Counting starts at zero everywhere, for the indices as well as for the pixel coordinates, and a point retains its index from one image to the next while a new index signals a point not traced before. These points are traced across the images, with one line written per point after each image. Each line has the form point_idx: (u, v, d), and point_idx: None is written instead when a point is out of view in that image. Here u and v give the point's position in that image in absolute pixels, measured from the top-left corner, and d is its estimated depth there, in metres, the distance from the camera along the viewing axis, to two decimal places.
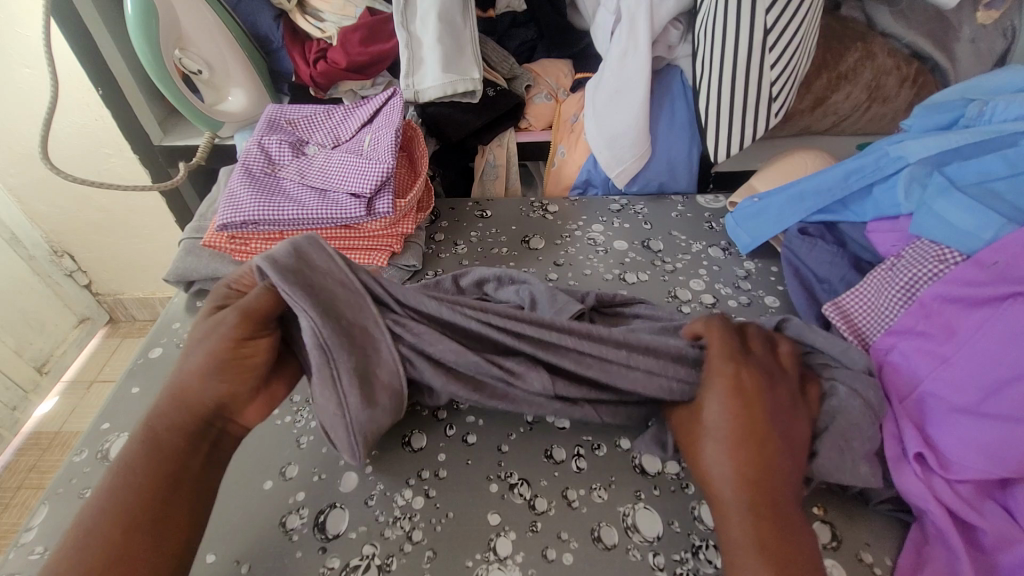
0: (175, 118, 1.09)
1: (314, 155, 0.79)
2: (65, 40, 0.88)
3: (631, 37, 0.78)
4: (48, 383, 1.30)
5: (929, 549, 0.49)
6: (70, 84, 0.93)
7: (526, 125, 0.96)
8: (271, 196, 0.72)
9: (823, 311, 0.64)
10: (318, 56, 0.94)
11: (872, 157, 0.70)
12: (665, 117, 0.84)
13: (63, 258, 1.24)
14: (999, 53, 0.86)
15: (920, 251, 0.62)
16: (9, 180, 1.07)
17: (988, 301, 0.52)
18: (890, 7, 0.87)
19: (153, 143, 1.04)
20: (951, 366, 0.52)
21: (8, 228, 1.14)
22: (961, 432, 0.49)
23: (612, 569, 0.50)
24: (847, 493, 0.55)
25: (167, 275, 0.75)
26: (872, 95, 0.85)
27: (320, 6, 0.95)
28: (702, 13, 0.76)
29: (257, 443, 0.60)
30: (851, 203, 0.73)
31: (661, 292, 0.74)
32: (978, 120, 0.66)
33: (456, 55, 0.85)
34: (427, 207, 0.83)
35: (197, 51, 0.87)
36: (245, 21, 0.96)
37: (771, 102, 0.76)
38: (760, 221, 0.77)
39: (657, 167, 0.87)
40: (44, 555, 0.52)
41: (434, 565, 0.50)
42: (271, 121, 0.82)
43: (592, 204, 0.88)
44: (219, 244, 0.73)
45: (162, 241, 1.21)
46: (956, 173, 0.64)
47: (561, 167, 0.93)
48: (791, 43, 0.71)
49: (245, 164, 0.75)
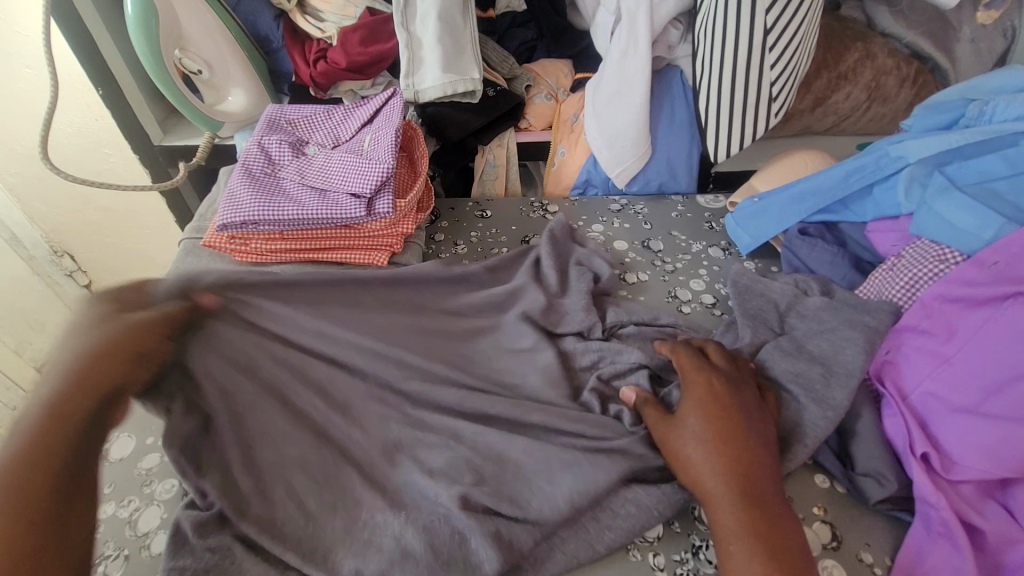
0: (175, 118, 1.10)
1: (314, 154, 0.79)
2: (65, 40, 0.88)
3: (630, 37, 0.78)
4: None
5: (929, 548, 0.48)
6: (70, 84, 0.93)
7: (526, 125, 0.96)
8: (271, 196, 0.72)
9: None
10: (319, 56, 0.94)
11: (873, 157, 0.70)
12: (665, 117, 0.84)
13: (63, 258, 1.22)
14: (999, 53, 0.87)
15: (920, 251, 0.61)
16: (9, 179, 1.07)
17: (988, 301, 0.52)
18: (891, 7, 0.87)
19: (152, 143, 1.05)
20: (951, 366, 0.52)
21: (8, 228, 1.14)
22: (961, 433, 0.49)
23: (612, 568, 0.50)
24: (847, 493, 0.55)
25: (167, 275, 0.75)
26: (873, 95, 0.85)
27: (320, 6, 0.95)
28: (702, 13, 0.76)
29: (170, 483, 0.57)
30: (851, 203, 0.73)
31: (661, 292, 0.74)
32: (978, 120, 0.66)
33: (456, 56, 0.85)
34: (427, 207, 0.83)
35: (197, 51, 0.87)
36: (245, 21, 0.96)
37: (771, 102, 0.76)
38: (759, 222, 0.77)
39: (656, 167, 0.86)
40: None
41: None
42: (270, 121, 0.82)
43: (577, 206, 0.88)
44: (219, 244, 0.73)
45: (162, 240, 1.21)
46: (956, 173, 0.64)
47: (561, 167, 0.93)
48: (791, 43, 0.71)
49: (245, 164, 0.75)
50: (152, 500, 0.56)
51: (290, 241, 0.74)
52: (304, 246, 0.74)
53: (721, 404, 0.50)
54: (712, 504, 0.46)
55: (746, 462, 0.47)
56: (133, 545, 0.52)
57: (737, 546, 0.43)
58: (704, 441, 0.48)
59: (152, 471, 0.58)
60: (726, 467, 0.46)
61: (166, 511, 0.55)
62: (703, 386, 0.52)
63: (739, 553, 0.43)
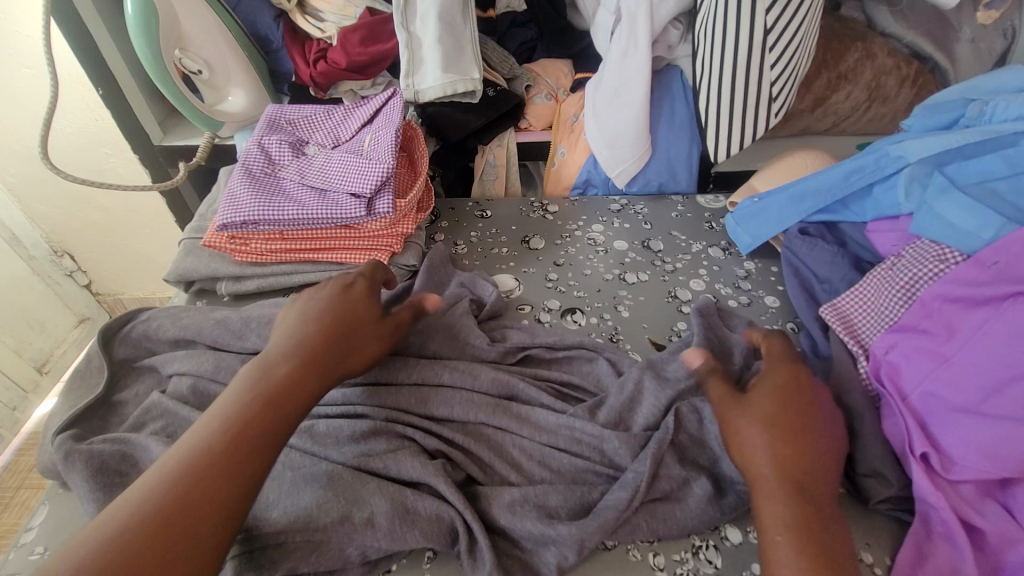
0: (176, 118, 1.09)
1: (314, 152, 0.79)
2: (65, 41, 0.89)
3: (630, 37, 0.78)
4: (48, 383, 1.29)
5: (930, 547, 0.48)
6: (70, 83, 0.93)
7: (526, 125, 0.96)
8: (271, 196, 0.72)
9: (823, 313, 0.64)
10: (318, 56, 0.94)
11: (873, 157, 0.70)
12: (665, 117, 0.84)
13: (64, 258, 1.24)
14: (1000, 53, 0.87)
15: (920, 251, 0.61)
16: (9, 180, 1.07)
17: (988, 301, 0.52)
18: (891, 7, 0.87)
19: (152, 143, 1.04)
20: (951, 366, 0.52)
21: (8, 228, 1.14)
22: (961, 433, 0.49)
23: (612, 568, 0.50)
24: (846, 493, 0.55)
25: (167, 275, 0.76)
26: (872, 95, 0.85)
27: (320, 6, 0.95)
28: (702, 13, 0.76)
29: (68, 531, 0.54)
30: (851, 203, 0.73)
31: (661, 292, 0.74)
32: (978, 120, 0.66)
33: (456, 56, 0.85)
34: (427, 207, 0.83)
35: (197, 51, 0.87)
36: (245, 21, 0.96)
37: (771, 102, 0.76)
38: (759, 222, 0.77)
39: (657, 166, 0.86)
40: (43, 556, 0.52)
41: (434, 566, 0.51)
42: (271, 121, 0.82)
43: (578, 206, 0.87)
44: (219, 244, 0.73)
45: (162, 240, 1.21)
46: (956, 173, 0.64)
47: (561, 167, 0.93)
48: (791, 42, 0.71)
49: (245, 164, 0.75)
50: None
51: (290, 241, 0.74)
52: (304, 246, 0.74)
53: (802, 393, 0.49)
54: (763, 490, 0.45)
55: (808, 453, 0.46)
56: None
57: (782, 537, 0.42)
58: (769, 427, 0.47)
59: None
60: (787, 454, 0.46)
61: None
62: (783, 372, 0.51)
63: (782, 543, 0.42)
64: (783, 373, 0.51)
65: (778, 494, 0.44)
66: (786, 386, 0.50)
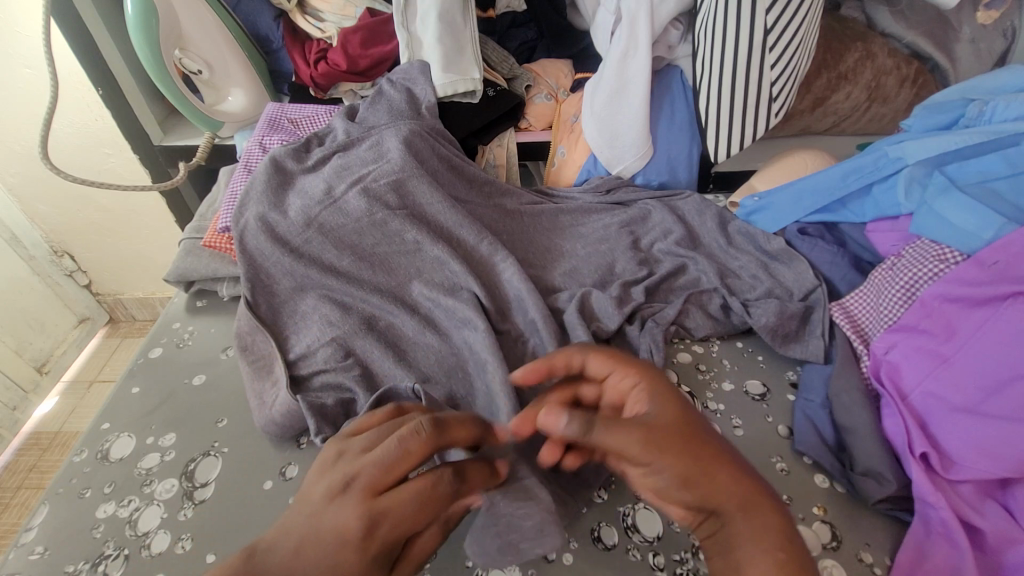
0: (176, 118, 1.09)
1: (327, 149, 0.77)
2: (65, 40, 0.88)
3: (630, 36, 0.78)
4: (48, 383, 1.30)
5: (931, 545, 0.48)
6: (70, 84, 0.93)
7: (525, 125, 0.94)
8: (284, 194, 0.73)
9: (828, 311, 0.65)
10: (319, 56, 0.94)
11: (872, 158, 0.71)
12: (665, 116, 0.83)
13: (64, 258, 1.24)
14: (1000, 53, 0.87)
15: (920, 250, 0.61)
16: (9, 180, 1.07)
17: (988, 301, 0.52)
18: (890, 7, 0.87)
19: (153, 143, 1.04)
20: (951, 366, 0.52)
21: (8, 228, 1.14)
22: (961, 432, 0.50)
23: (612, 568, 0.50)
24: (847, 493, 0.54)
25: (167, 275, 0.76)
26: (873, 95, 0.85)
27: (320, 6, 0.95)
28: (702, 13, 0.76)
29: (63, 528, 0.54)
30: (850, 202, 0.72)
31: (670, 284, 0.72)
32: (978, 120, 0.67)
33: (457, 55, 0.86)
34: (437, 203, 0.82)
35: (197, 51, 0.87)
36: (245, 22, 0.96)
37: (772, 102, 0.76)
38: (761, 222, 0.77)
39: (657, 166, 0.85)
40: (44, 556, 0.52)
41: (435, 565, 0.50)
42: (272, 121, 0.88)
43: (584, 191, 0.84)
44: (219, 244, 0.76)
45: (163, 241, 1.21)
46: (956, 173, 0.64)
47: (561, 167, 0.91)
48: (791, 43, 0.71)
49: (246, 164, 0.82)
50: (152, 500, 0.55)
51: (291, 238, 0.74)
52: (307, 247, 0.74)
53: (692, 418, 0.43)
54: (726, 511, 0.39)
55: (712, 447, 0.41)
56: (133, 545, 0.52)
57: (782, 557, 0.37)
58: (660, 448, 0.41)
59: (152, 471, 0.58)
60: (694, 463, 0.40)
61: (167, 510, 0.55)
62: (669, 403, 0.44)
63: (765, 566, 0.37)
64: (668, 415, 0.43)
65: (739, 516, 0.39)
66: (668, 427, 0.42)
